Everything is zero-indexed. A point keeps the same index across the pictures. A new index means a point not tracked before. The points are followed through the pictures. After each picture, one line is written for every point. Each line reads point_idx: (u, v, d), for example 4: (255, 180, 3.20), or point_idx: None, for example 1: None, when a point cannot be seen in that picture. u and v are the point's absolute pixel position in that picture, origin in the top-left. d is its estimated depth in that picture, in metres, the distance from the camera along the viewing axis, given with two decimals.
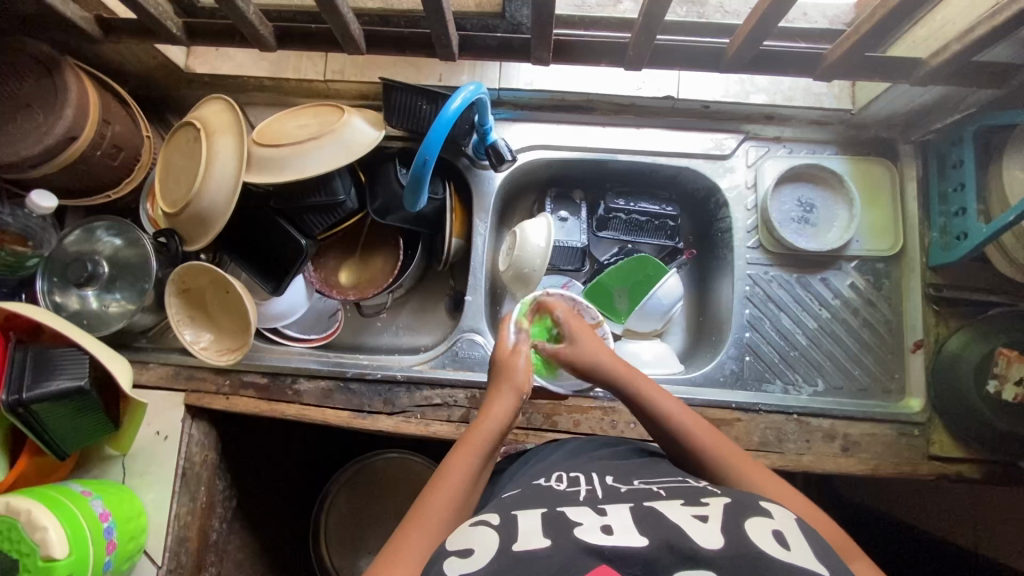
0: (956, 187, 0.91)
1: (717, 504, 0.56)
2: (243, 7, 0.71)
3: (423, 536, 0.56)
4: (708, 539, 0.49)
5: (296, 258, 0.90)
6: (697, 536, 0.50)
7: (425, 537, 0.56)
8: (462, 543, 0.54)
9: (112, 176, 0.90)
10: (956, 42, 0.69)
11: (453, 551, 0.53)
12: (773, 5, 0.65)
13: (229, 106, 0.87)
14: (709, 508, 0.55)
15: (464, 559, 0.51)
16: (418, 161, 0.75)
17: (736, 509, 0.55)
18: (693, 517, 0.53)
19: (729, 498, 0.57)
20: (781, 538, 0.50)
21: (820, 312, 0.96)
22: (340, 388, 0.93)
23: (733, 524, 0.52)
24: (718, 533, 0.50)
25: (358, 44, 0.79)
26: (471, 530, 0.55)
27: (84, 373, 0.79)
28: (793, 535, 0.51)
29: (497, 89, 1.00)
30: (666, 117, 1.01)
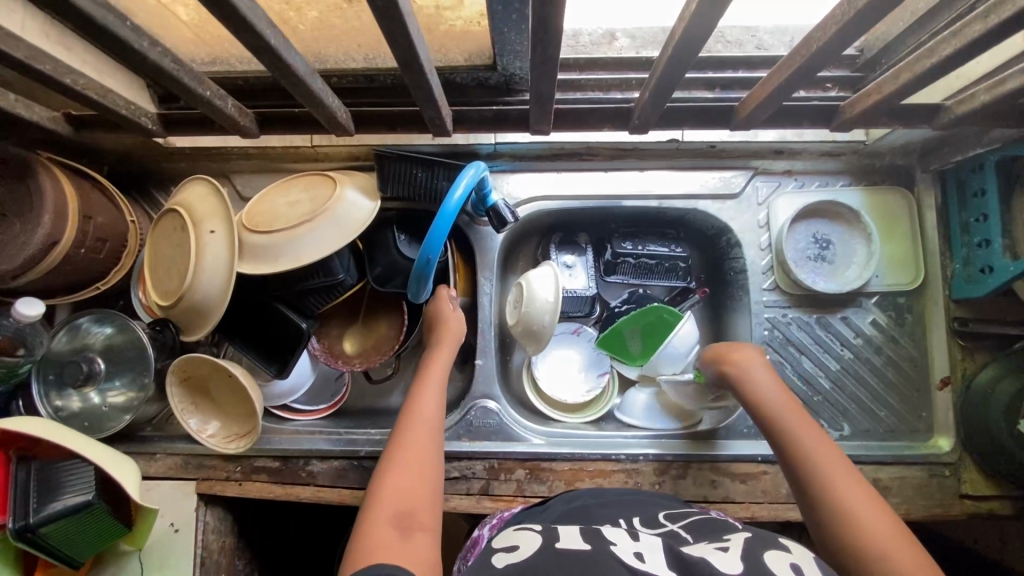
0: (978, 217, 0.87)
1: (737, 539, 0.63)
2: (221, 103, 0.65)
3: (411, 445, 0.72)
4: (729, 565, 0.56)
5: (298, 341, 0.86)
6: (720, 562, 0.57)
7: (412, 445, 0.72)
8: (511, 542, 0.65)
9: (99, 268, 0.86)
10: (984, 90, 0.64)
11: (501, 547, 0.64)
12: (788, 78, 0.62)
13: (214, 189, 0.82)
14: (731, 542, 0.61)
15: (510, 552, 0.62)
16: (422, 261, 0.71)
17: (757, 543, 0.61)
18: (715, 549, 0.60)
19: (750, 535, 0.64)
20: (797, 567, 0.56)
21: (842, 353, 0.93)
22: (354, 466, 0.91)
23: (752, 554, 0.58)
24: (738, 560, 0.57)
25: (346, 127, 0.73)
26: (520, 534, 0.67)
27: (91, 485, 0.77)
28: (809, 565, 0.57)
29: (494, 144, 0.94)
30: (670, 158, 0.97)
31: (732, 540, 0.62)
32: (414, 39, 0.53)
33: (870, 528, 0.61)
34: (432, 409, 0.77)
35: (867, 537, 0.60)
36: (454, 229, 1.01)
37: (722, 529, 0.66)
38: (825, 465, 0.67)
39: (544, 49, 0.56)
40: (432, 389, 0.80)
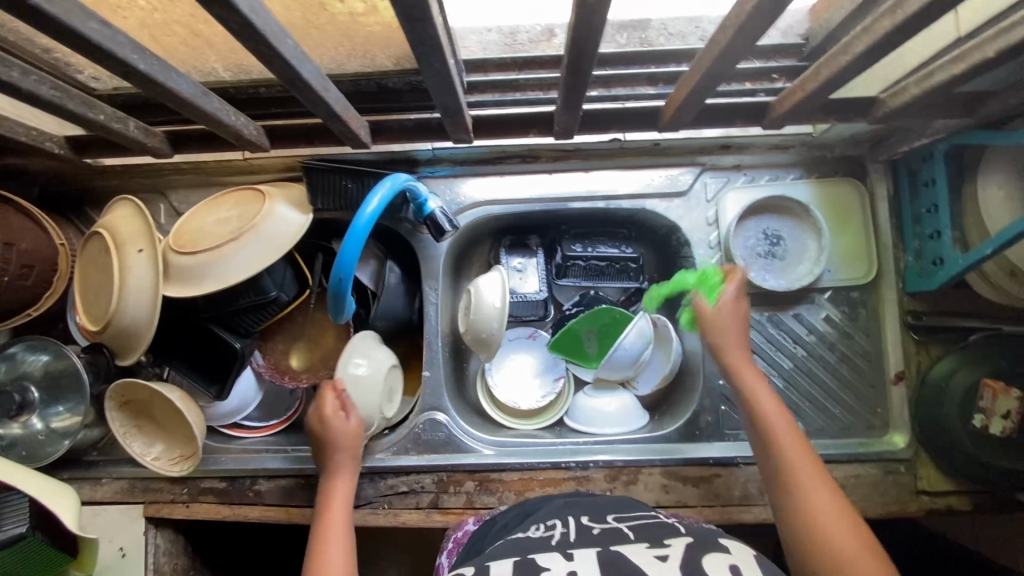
0: (930, 208, 0.84)
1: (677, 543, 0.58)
2: (120, 126, 0.63)
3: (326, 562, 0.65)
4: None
5: (235, 361, 0.85)
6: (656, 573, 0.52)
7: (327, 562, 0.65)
8: None
9: (28, 295, 0.84)
10: (915, 82, 0.62)
11: None
12: (703, 77, 0.59)
13: (138, 210, 0.80)
14: (670, 546, 0.57)
15: None
16: (334, 279, 0.68)
17: (697, 546, 0.56)
18: (654, 557, 0.55)
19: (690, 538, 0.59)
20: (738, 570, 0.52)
21: (795, 351, 0.91)
22: (301, 484, 0.90)
23: (691, 561, 0.53)
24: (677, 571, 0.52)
25: (258, 143, 0.71)
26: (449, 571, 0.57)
27: (25, 517, 0.75)
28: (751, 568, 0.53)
29: (431, 150, 0.92)
30: (615, 157, 0.94)
31: (672, 543, 0.57)
32: (292, 56, 0.50)
33: (817, 514, 0.56)
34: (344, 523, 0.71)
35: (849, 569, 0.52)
36: (399, 238, 0.99)
37: (665, 531, 0.61)
38: (789, 453, 0.62)
39: (430, 63, 0.54)
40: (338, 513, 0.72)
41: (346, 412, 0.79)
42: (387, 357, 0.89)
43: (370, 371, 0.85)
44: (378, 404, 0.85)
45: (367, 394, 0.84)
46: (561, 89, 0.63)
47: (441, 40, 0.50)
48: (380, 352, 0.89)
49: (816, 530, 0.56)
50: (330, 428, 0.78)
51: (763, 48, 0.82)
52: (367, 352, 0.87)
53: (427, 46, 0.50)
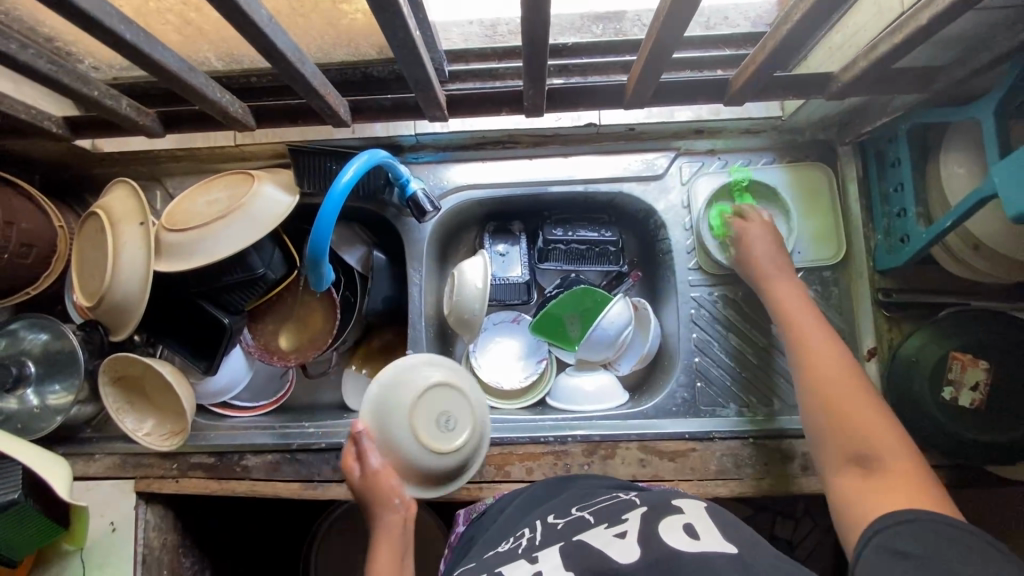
0: (896, 187, 0.87)
1: (635, 517, 0.63)
2: (113, 102, 0.66)
3: None
4: (625, 554, 0.56)
5: (224, 336, 0.88)
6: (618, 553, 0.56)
7: None
8: None
9: (27, 274, 0.88)
10: (863, 56, 0.65)
11: None
12: (657, 47, 0.63)
13: (133, 191, 0.84)
14: (628, 523, 0.61)
15: None
16: (311, 244, 0.72)
17: (650, 520, 0.61)
18: (613, 538, 0.60)
19: (645, 508, 0.65)
20: (691, 531, 0.57)
21: (769, 328, 0.93)
22: (287, 459, 0.92)
23: (647, 534, 0.58)
24: (633, 544, 0.57)
25: (245, 121, 0.74)
26: None
27: (17, 484, 0.78)
28: (703, 525, 0.58)
29: (414, 136, 0.95)
30: (592, 142, 0.98)
31: (629, 519, 0.62)
32: (267, 26, 0.54)
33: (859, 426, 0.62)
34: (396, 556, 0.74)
35: (847, 421, 0.63)
36: (385, 223, 1.02)
37: (622, 511, 0.66)
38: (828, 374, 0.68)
39: (396, 34, 0.57)
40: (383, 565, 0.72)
41: (363, 459, 0.78)
42: (432, 376, 0.80)
43: (405, 392, 0.79)
44: (410, 428, 0.77)
45: (398, 415, 0.78)
46: (526, 65, 0.66)
47: (400, 7, 0.53)
48: (430, 371, 0.81)
49: (822, 388, 0.67)
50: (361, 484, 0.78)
51: (731, 36, 0.85)
52: (419, 372, 0.80)
53: (389, 14, 0.53)
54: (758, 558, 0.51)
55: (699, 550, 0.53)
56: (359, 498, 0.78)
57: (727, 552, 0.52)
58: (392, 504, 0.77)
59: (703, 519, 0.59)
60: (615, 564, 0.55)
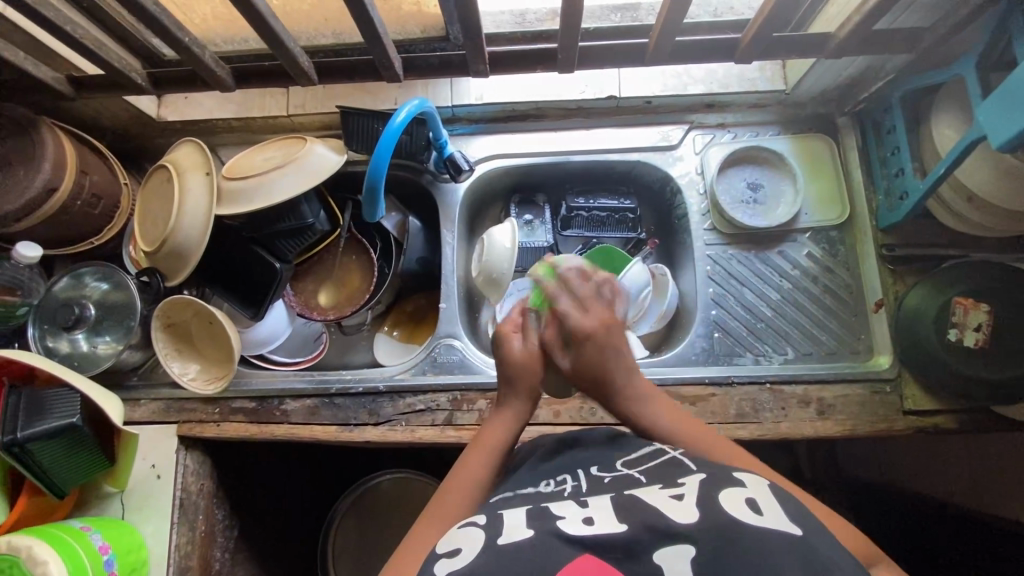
0: (893, 151, 0.94)
1: (693, 483, 0.56)
2: (199, 51, 0.77)
3: (444, 521, 0.62)
4: (685, 516, 0.51)
5: (272, 282, 0.95)
6: (674, 514, 0.51)
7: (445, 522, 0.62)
8: (450, 543, 0.55)
9: (94, 223, 0.95)
10: (858, 13, 0.75)
11: (443, 552, 0.54)
12: (673, 6, 0.72)
13: (198, 147, 0.92)
14: (686, 486, 0.56)
15: (452, 559, 0.53)
16: (370, 175, 0.80)
17: (711, 484, 0.55)
18: (670, 498, 0.54)
19: (704, 476, 0.57)
20: (753, 505, 0.52)
21: (781, 283, 0.99)
22: (325, 404, 0.97)
23: (708, 497, 0.53)
24: (693, 508, 0.52)
25: (310, 76, 0.85)
26: (459, 531, 0.56)
27: (76, 409, 0.82)
28: (765, 502, 0.53)
29: (450, 107, 1.05)
30: (612, 115, 1.07)
31: (687, 484, 0.56)
32: None
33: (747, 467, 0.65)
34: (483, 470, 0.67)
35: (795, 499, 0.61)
36: (420, 191, 1.10)
37: (676, 472, 0.59)
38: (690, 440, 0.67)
39: None
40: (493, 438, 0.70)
41: (525, 334, 0.75)
42: None
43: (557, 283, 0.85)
44: None
45: None
46: (563, 22, 0.75)
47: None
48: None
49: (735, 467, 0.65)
50: (513, 352, 0.73)
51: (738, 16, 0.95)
52: None
53: None
54: (823, 539, 0.49)
55: (768, 528, 0.49)
56: (499, 369, 0.75)
57: (792, 533, 0.49)
58: (528, 394, 0.73)
59: (765, 492, 0.54)
60: (672, 523, 0.50)
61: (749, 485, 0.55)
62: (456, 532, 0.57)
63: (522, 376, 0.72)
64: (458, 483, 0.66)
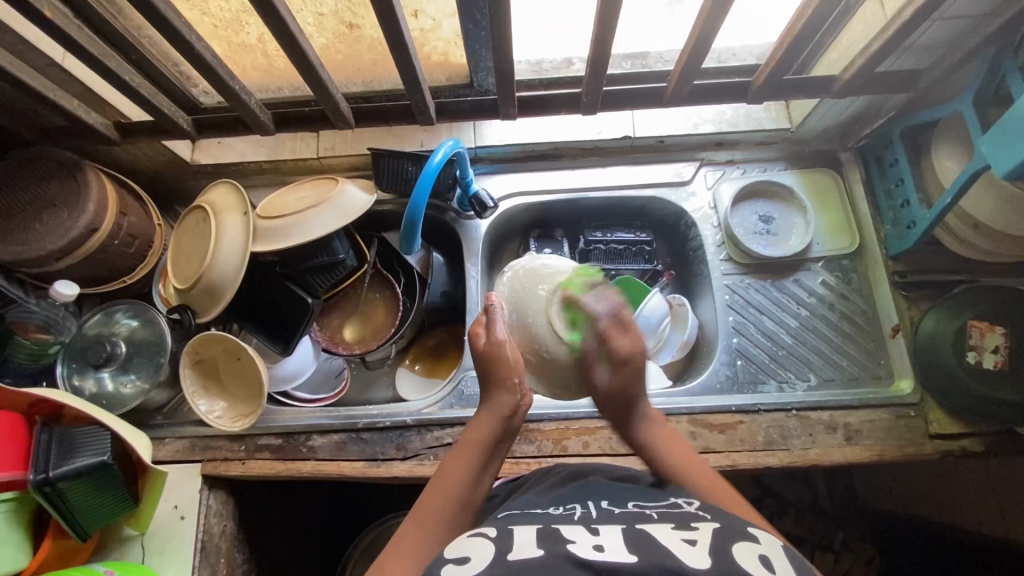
0: (897, 182, 0.99)
1: (706, 530, 0.54)
2: (246, 97, 0.81)
3: (431, 520, 0.62)
4: (698, 560, 0.49)
5: (303, 316, 0.97)
6: (685, 557, 0.49)
7: (433, 521, 0.62)
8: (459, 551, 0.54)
9: (128, 261, 0.97)
10: (859, 57, 0.81)
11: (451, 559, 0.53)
12: (692, 53, 0.78)
13: (234, 187, 0.96)
14: (699, 533, 0.54)
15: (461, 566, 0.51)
16: (409, 210, 0.83)
17: (725, 535, 0.53)
18: (682, 542, 0.52)
19: (718, 524, 0.55)
20: (767, 563, 0.50)
21: (799, 311, 1.02)
22: (352, 439, 0.96)
23: (720, 550, 0.51)
24: (706, 554, 0.49)
25: (348, 119, 0.89)
26: (468, 540, 0.55)
27: (108, 447, 0.81)
28: (778, 561, 0.51)
29: (473, 147, 1.10)
30: (627, 153, 1.12)
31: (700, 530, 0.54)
32: (399, 18, 0.69)
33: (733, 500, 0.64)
34: (466, 468, 0.68)
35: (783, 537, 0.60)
36: (444, 228, 1.13)
37: (690, 516, 0.58)
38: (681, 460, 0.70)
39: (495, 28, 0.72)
40: (476, 436, 0.71)
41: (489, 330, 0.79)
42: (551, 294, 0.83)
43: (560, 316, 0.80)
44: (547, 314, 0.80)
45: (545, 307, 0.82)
46: (589, 68, 0.80)
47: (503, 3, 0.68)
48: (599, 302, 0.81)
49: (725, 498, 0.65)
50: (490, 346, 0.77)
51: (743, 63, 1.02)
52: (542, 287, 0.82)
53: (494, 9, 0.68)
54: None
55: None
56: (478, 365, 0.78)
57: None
58: (511, 389, 0.75)
59: (780, 550, 0.52)
60: (685, 565, 0.48)
61: (762, 541, 0.53)
62: (465, 539, 0.56)
63: (500, 370, 0.75)
64: (444, 479, 0.66)
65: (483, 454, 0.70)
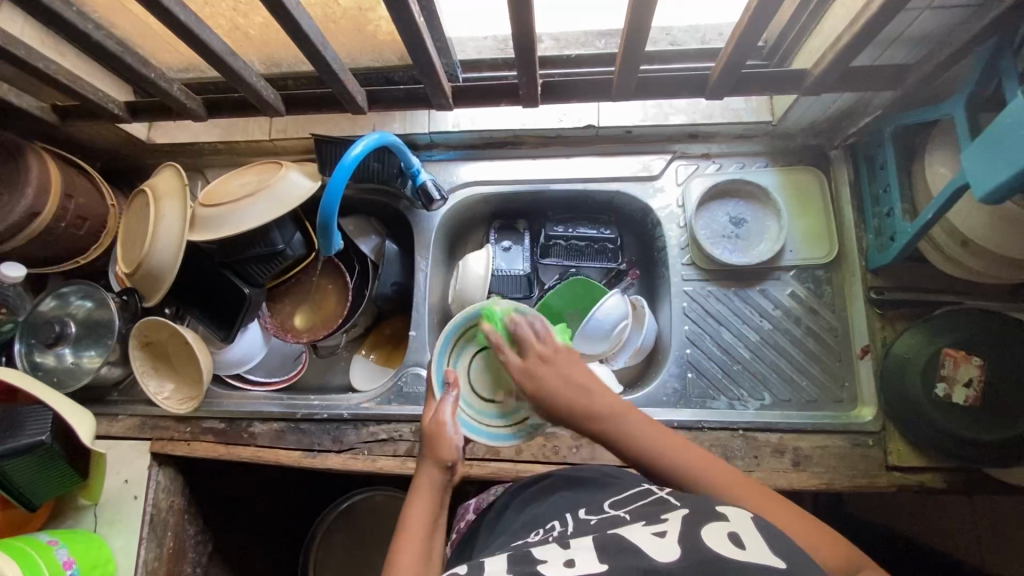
0: (885, 188, 0.89)
1: (676, 518, 0.52)
2: (165, 84, 0.79)
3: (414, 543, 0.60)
4: (664, 553, 0.47)
5: (243, 305, 0.97)
6: (654, 551, 0.48)
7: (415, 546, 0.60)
8: None
9: (80, 243, 0.98)
10: (830, 50, 0.72)
11: None
12: (629, 46, 0.71)
13: (175, 172, 0.94)
14: (669, 522, 0.52)
15: None
16: (324, 209, 0.82)
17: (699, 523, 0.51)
18: (652, 535, 0.50)
19: (688, 509, 0.53)
20: (737, 538, 0.48)
21: (761, 324, 0.95)
22: (291, 428, 0.97)
23: (689, 535, 0.49)
24: (675, 544, 0.48)
25: (275, 106, 0.86)
26: None
27: (47, 428, 0.84)
28: (750, 534, 0.49)
29: (427, 134, 1.05)
30: (592, 144, 1.05)
31: (670, 519, 0.52)
32: (294, 9, 0.64)
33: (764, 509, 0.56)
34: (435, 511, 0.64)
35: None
36: (400, 216, 1.10)
37: (660, 508, 0.55)
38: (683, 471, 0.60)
39: (402, 14, 0.66)
40: (417, 519, 0.62)
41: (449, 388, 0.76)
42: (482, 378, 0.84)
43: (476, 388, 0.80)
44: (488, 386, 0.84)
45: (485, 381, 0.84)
46: (519, 58, 0.74)
47: None
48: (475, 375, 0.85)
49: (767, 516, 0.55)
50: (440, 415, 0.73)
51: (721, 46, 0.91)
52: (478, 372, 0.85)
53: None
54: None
55: (750, 559, 0.45)
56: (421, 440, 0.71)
57: (775, 565, 0.44)
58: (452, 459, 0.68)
59: (751, 524, 0.50)
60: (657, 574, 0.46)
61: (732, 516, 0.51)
62: None
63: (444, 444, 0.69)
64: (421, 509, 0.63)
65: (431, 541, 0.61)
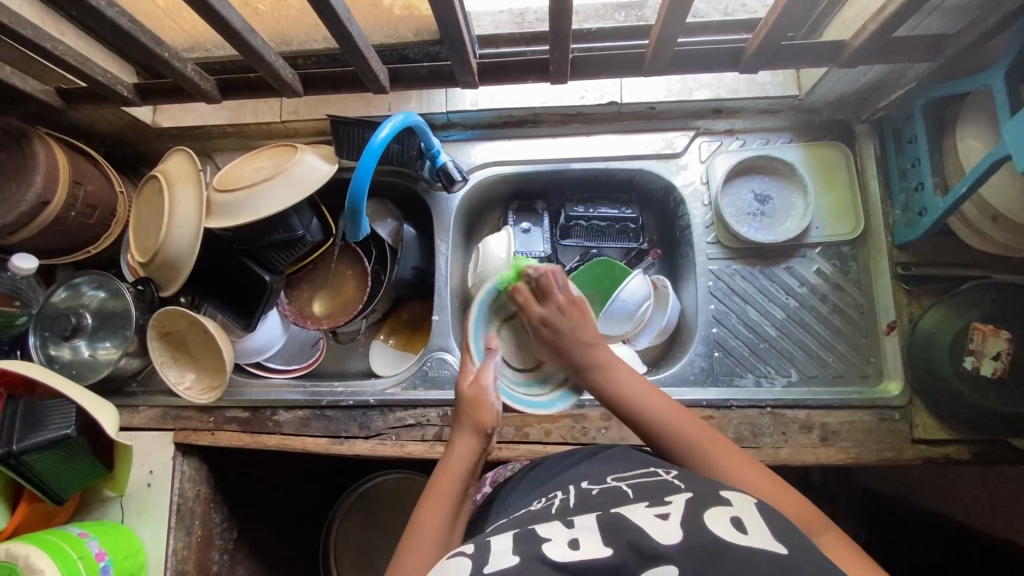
0: (913, 162, 0.88)
1: (679, 501, 0.52)
2: (179, 65, 0.76)
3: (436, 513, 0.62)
4: (668, 535, 0.47)
5: (262, 292, 0.95)
6: (658, 532, 0.47)
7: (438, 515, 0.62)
8: None
9: (91, 232, 0.95)
10: (872, 20, 0.70)
11: None
12: (669, 17, 0.68)
13: (188, 156, 0.91)
14: (671, 505, 0.51)
15: None
16: (352, 193, 0.80)
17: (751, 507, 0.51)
18: (654, 516, 0.50)
19: (690, 493, 0.53)
20: (739, 523, 0.48)
21: (787, 301, 0.95)
22: (316, 416, 0.97)
23: (694, 519, 0.48)
24: (679, 526, 0.48)
25: (293, 87, 0.83)
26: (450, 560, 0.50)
27: (71, 420, 0.83)
28: (751, 520, 0.49)
29: (445, 113, 1.02)
30: (614, 121, 1.02)
31: (673, 502, 0.52)
32: None
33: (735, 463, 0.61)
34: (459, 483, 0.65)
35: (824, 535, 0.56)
36: (417, 199, 1.08)
37: (664, 489, 0.55)
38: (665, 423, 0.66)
39: None
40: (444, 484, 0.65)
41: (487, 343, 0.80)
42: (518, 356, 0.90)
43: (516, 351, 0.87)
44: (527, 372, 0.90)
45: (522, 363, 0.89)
46: (551, 32, 0.71)
47: None
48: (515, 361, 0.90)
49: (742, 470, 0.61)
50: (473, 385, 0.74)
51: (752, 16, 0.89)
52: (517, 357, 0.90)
53: None
54: None
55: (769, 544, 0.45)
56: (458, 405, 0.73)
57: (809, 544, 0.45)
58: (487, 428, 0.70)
59: (751, 509, 0.50)
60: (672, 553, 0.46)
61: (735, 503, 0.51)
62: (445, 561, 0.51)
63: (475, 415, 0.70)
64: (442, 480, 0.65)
65: (457, 500, 0.64)
